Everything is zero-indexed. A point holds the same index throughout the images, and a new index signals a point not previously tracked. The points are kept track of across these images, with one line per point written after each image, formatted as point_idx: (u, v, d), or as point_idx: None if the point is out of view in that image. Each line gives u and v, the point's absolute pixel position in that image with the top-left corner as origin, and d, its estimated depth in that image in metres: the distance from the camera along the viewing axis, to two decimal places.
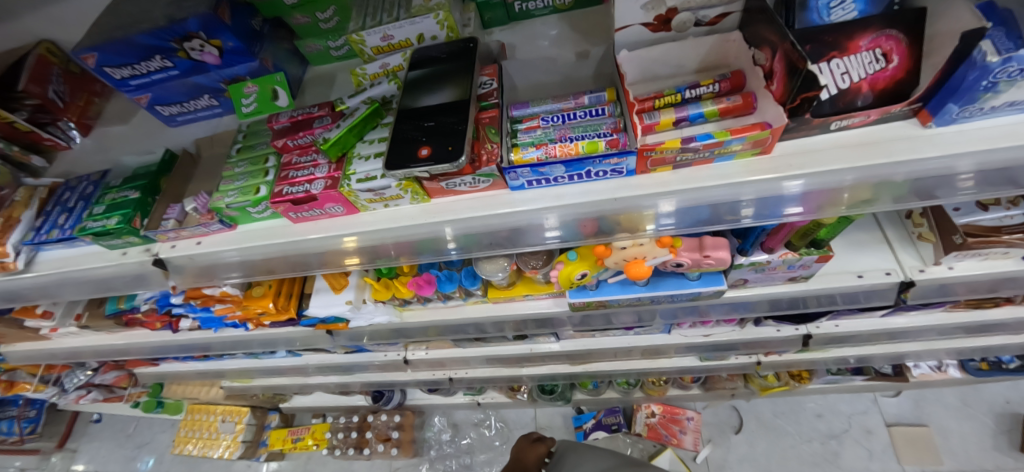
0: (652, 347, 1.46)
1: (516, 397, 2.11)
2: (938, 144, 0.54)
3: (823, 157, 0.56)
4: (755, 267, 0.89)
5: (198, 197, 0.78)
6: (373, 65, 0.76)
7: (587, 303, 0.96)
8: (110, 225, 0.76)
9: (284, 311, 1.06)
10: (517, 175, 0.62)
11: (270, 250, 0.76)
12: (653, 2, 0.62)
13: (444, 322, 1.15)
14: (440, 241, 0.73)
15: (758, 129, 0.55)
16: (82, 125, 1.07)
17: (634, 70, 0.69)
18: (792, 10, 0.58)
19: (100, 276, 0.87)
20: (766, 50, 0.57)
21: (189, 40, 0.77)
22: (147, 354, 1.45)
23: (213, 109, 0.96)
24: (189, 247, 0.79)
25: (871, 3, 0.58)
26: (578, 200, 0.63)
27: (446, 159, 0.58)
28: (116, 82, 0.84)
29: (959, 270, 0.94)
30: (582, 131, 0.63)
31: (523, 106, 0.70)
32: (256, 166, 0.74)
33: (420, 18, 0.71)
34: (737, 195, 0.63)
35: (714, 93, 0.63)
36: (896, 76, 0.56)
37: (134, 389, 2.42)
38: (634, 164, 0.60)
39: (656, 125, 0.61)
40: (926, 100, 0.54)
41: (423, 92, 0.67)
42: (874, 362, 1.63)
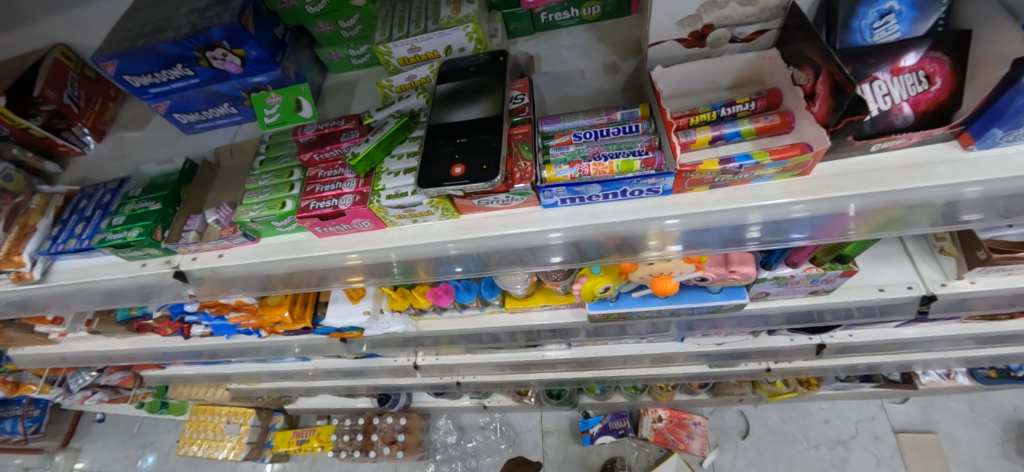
0: (663, 355, 1.44)
1: (523, 401, 2.10)
2: (983, 168, 0.53)
3: (864, 179, 0.55)
4: (777, 281, 0.89)
5: (221, 208, 0.77)
6: (400, 77, 0.75)
7: (606, 315, 0.94)
8: (132, 237, 0.76)
9: (300, 321, 1.06)
10: (551, 193, 0.62)
11: (294, 264, 0.75)
12: (689, 18, 0.62)
13: (460, 331, 1.14)
14: (462, 258, 0.72)
15: (799, 151, 0.55)
16: (96, 131, 1.06)
17: (667, 86, 0.68)
18: (834, 29, 0.56)
19: (117, 287, 0.86)
20: (807, 70, 0.57)
21: (212, 48, 0.76)
22: (157, 359, 1.45)
23: (231, 117, 0.94)
24: (211, 259, 0.78)
25: (915, 24, 0.56)
26: (612, 219, 0.62)
27: (481, 178, 0.57)
28: (135, 90, 0.84)
29: (981, 285, 0.93)
30: (616, 149, 0.62)
31: (554, 121, 0.69)
32: (280, 179, 0.73)
33: (449, 30, 0.70)
34: (770, 218, 0.61)
35: (750, 111, 0.62)
36: (940, 98, 0.55)
37: (140, 390, 2.40)
38: (671, 184, 0.59)
39: (691, 143, 0.61)
40: (970, 124, 0.52)
41: (453, 106, 0.66)
42: (884, 370, 1.62)
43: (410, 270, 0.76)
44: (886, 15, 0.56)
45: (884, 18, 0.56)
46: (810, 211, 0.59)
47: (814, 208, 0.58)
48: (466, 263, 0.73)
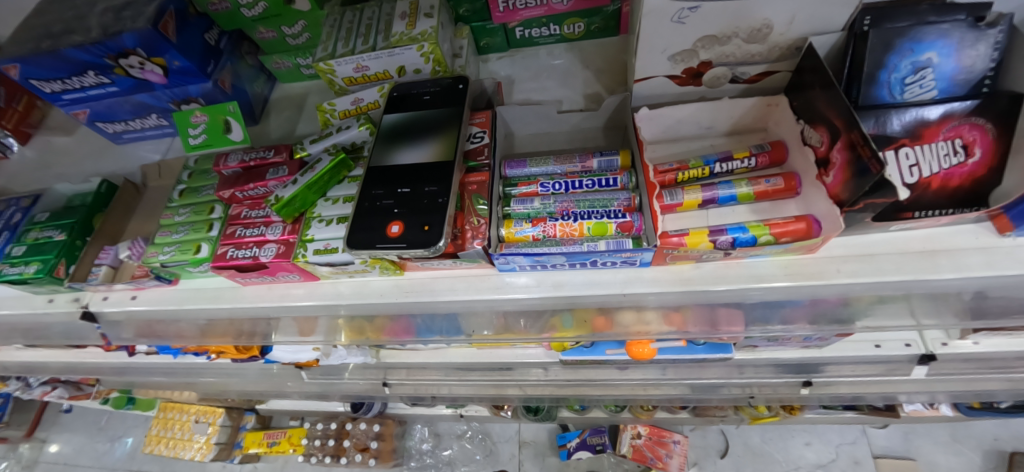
0: (643, 383, 1.36)
1: (500, 414, 1.98)
2: (1020, 260, 0.44)
3: (878, 265, 0.47)
4: (768, 337, 0.80)
5: (134, 244, 0.67)
6: (344, 101, 0.63)
7: (580, 362, 0.85)
8: (28, 273, 0.65)
9: (245, 352, 0.95)
10: (508, 260, 0.52)
11: (216, 313, 0.65)
12: (684, 54, 0.51)
13: (424, 365, 1.05)
14: (434, 317, 0.67)
15: (805, 227, 0.46)
16: (19, 133, 0.94)
17: (654, 129, 0.58)
18: (857, 82, 0.47)
19: (24, 322, 0.75)
20: (819, 129, 0.47)
21: (126, 56, 0.64)
22: (107, 371, 1.35)
23: (163, 129, 0.83)
24: (122, 301, 0.67)
25: (961, 79, 0.45)
26: (580, 293, 0.52)
27: (421, 243, 0.47)
28: (47, 96, 0.72)
29: (984, 346, 0.85)
30: (588, 207, 0.53)
31: (519, 164, 0.59)
32: (199, 216, 0.62)
33: (401, 50, 0.59)
34: (763, 300, 0.52)
35: (749, 169, 0.53)
36: (975, 173, 0.45)
37: (103, 387, 2.25)
38: (650, 257, 0.49)
39: (678, 205, 0.52)
40: (1010, 208, 0.43)
41: (400, 145, 0.55)
42: (868, 401, 1.52)
43: (368, 319, 0.69)
44: (921, 69, 0.45)
45: (919, 72, 0.45)
46: (811, 296, 0.50)
47: (816, 295, 0.49)
48: (462, 328, 0.71)
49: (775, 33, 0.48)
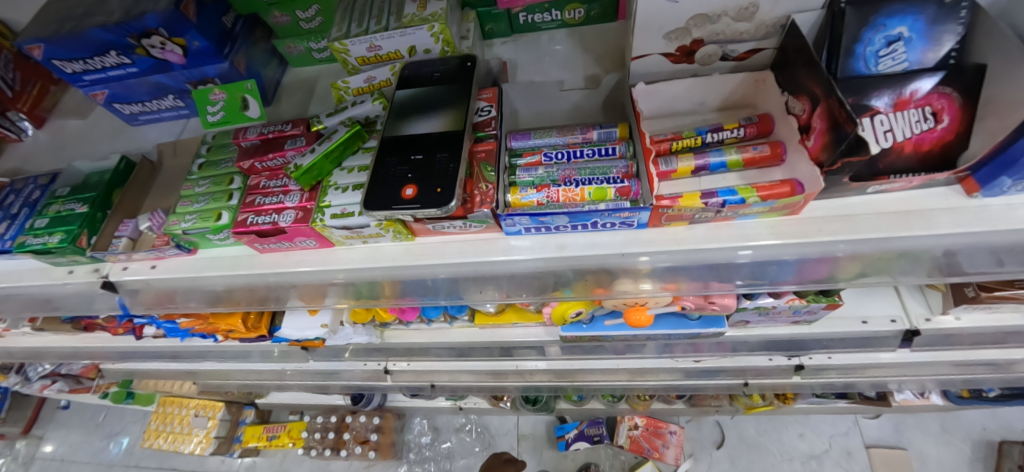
0: (640, 369, 1.39)
1: (499, 405, 2.01)
2: (985, 219, 0.48)
3: (859, 224, 0.50)
4: (759, 311, 0.84)
5: (154, 215, 0.70)
6: (357, 78, 0.67)
7: (579, 338, 0.89)
8: (52, 243, 0.68)
9: (254, 330, 0.99)
10: (514, 222, 0.55)
11: (233, 280, 0.69)
12: (677, 32, 0.55)
13: (427, 345, 1.08)
14: (423, 283, 0.67)
15: (790, 190, 0.49)
16: (34, 117, 0.96)
17: (650, 104, 0.62)
18: (836, 57, 0.51)
19: (44, 294, 0.78)
20: (803, 99, 0.50)
21: (148, 36, 0.67)
22: (113, 357, 1.37)
23: (178, 110, 0.86)
24: (142, 270, 0.71)
25: (930, 52, 0.50)
26: (582, 253, 0.56)
27: (434, 203, 0.50)
28: (68, 76, 0.75)
29: (966, 321, 0.89)
30: (589, 174, 0.56)
31: (524, 137, 0.63)
32: (219, 187, 0.65)
33: (412, 30, 0.62)
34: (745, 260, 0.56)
35: (738, 139, 0.57)
36: (945, 138, 0.49)
37: (104, 381, 2.26)
38: (647, 217, 0.53)
39: (672, 172, 0.56)
40: (976, 170, 0.47)
41: (412, 118, 0.59)
42: (859, 389, 1.56)
43: (374, 291, 0.72)
44: (893, 42, 0.50)
45: (891, 46, 0.50)
46: (788, 256, 0.54)
47: (794, 254, 0.54)
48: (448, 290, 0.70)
49: (761, 12, 0.52)
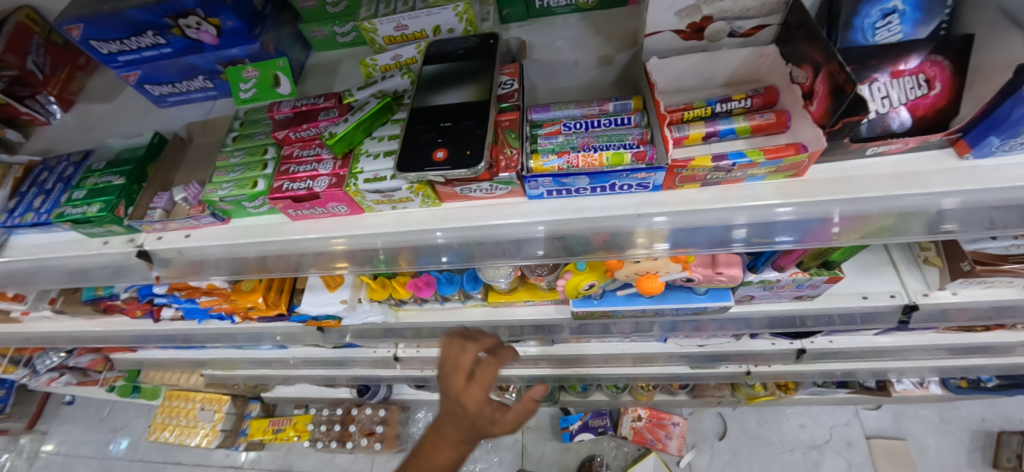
0: (646, 354, 1.42)
1: (504, 397, 2.02)
2: (975, 178, 0.52)
3: (859, 184, 0.54)
4: (763, 284, 0.87)
5: (188, 186, 0.74)
6: (385, 57, 0.71)
7: (589, 313, 0.92)
8: (91, 212, 0.71)
9: (274, 307, 1.03)
10: (537, 184, 0.59)
11: (264, 248, 0.72)
12: (689, 9, 0.59)
13: (440, 324, 1.10)
14: (436, 249, 0.70)
15: (795, 151, 0.53)
16: (62, 100, 0.99)
17: (663, 79, 0.66)
18: (836, 29, 0.56)
19: (78, 265, 0.82)
20: (807, 68, 0.54)
21: (184, 16, 0.71)
22: (128, 342, 1.39)
23: (206, 92, 0.89)
24: (177, 239, 0.75)
25: (919, 24, 0.56)
26: (600, 214, 0.60)
27: (463, 164, 0.54)
28: (102, 57, 0.79)
29: (961, 296, 0.93)
30: (606, 141, 0.60)
31: (543, 110, 0.67)
32: (253, 157, 0.69)
33: (438, 9, 0.66)
34: (735, 219, 0.60)
35: (746, 109, 0.61)
36: (937, 104, 0.54)
37: (111, 374, 2.27)
38: (661, 179, 0.57)
39: (684, 139, 0.59)
40: (966, 132, 0.51)
41: (439, 90, 0.63)
42: (859, 377, 1.59)
43: (391, 260, 0.73)
44: (888, 15, 0.55)
45: (887, 18, 0.55)
46: (778, 215, 0.59)
47: (784, 212, 0.58)
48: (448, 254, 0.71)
49: None
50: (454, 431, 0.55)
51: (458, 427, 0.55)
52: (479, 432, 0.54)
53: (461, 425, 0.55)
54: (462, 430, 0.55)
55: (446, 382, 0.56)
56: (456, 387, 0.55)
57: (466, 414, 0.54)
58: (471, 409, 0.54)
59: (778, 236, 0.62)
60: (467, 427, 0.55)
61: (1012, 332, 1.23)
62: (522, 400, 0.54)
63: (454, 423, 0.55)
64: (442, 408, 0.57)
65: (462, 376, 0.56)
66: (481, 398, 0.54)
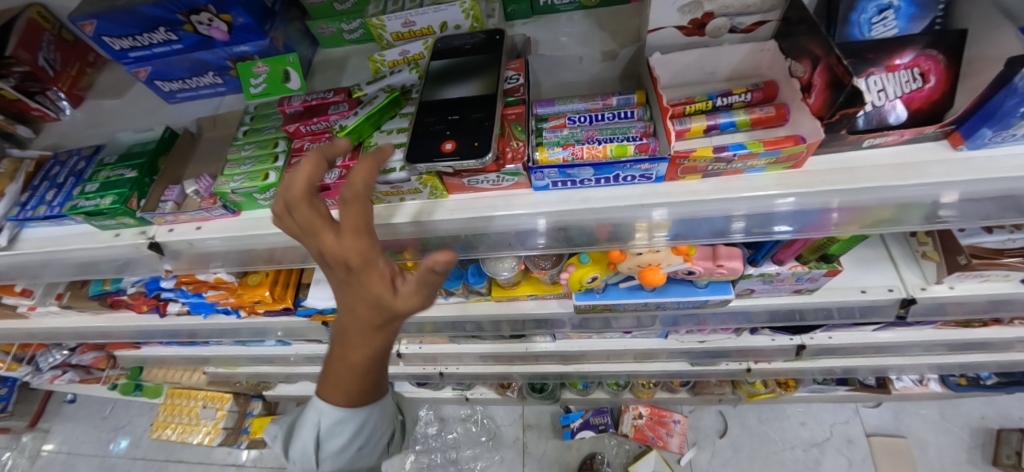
0: (647, 350, 1.43)
1: (505, 394, 2.03)
2: (969, 169, 0.54)
3: (857, 175, 0.56)
4: (764, 278, 0.89)
5: (201, 179, 0.76)
6: (393, 52, 0.73)
7: (592, 307, 0.94)
8: (104, 204, 0.73)
9: (281, 301, 1.05)
10: (542, 175, 0.60)
11: (274, 240, 0.74)
12: (690, 5, 0.61)
13: (444, 319, 1.12)
14: (445, 241, 0.72)
15: (793, 143, 0.54)
16: (72, 96, 1.01)
17: (665, 73, 0.68)
18: (835, 23, 0.58)
19: (90, 257, 0.83)
20: (806, 62, 0.56)
21: (197, 13, 0.73)
22: (133, 338, 1.40)
23: (215, 87, 0.91)
24: (188, 231, 0.76)
25: (912, 21, 0.58)
26: (604, 204, 0.62)
27: (472, 155, 0.55)
28: (114, 53, 0.80)
29: (959, 290, 0.94)
30: (610, 134, 0.62)
31: (548, 104, 0.69)
32: (264, 150, 0.71)
33: (445, 6, 0.68)
34: (732, 211, 0.62)
35: (746, 103, 0.62)
36: (932, 97, 0.56)
37: (112, 371, 2.21)
38: (664, 170, 0.58)
39: (686, 131, 0.61)
40: (960, 124, 0.53)
41: (448, 84, 0.64)
42: (859, 374, 1.60)
43: (396, 252, 0.78)
44: (884, 10, 0.57)
45: (882, 13, 0.57)
46: (777, 206, 0.60)
47: (784, 204, 0.59)
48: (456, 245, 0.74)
49: None
50: (353, 312, 0.40)
51: (355, 304, 0.40)
52: (380, 310, 0.38)
53: (359, 298, 0.39)
54: (362, 304, 0.39)
55: (319, 245, 0.39)
56: (328, 248, 0.38)
57: (355, 283, 0.38)
58: (356, 274, 0.38)
59: (776, 225, 0.64)
60: (365, 299, 0.39)
61: (1010, 328, 1.25)
62: (417, 269, 0.35)
63: (353, 298, 0.39)
64: (334, 283, 0.41)
65: (333, 231, 0.39)
66: (370, 259, 0.38)
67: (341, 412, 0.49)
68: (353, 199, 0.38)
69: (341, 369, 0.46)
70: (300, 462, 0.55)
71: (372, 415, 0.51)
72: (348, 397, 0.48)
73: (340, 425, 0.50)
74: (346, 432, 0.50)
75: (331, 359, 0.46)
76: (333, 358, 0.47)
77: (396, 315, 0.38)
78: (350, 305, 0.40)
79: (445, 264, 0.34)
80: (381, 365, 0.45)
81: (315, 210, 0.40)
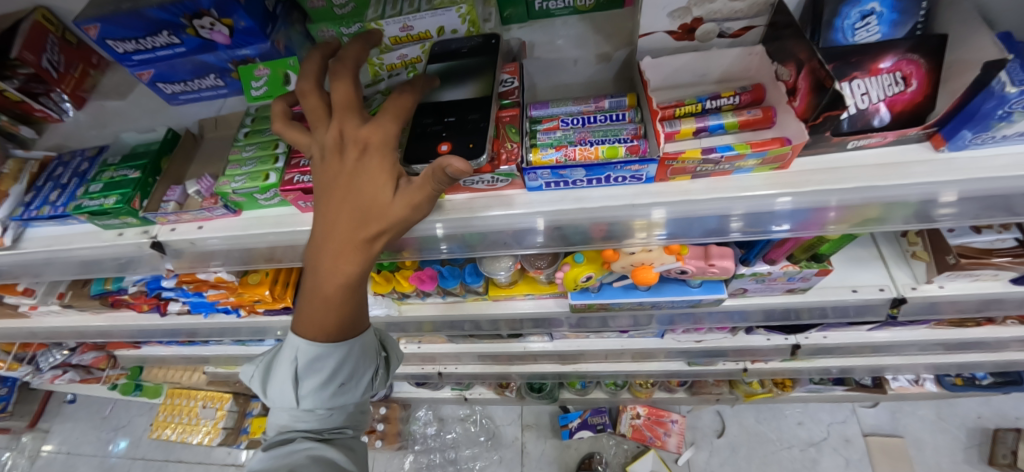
0: (644, 350, 1.45)
1: (504, 394, 2.04)
2: (951, 169, 0.55)
3: (842, 175, 0.57)
4: (756, 278, 0.90)
5: (203, 180, 0.78)
6: (391, 56, 0.75)
7: (587, 306, 0.95)
8: (108, 204, 0.74)
9: (280, 300, 1.07)
10: (536, 176, 0.62)
11: (275, 238, 0.75)
12: (680, 10, 0.62)
13: (442, 317, 1.13)
14: (443, 239, 0.74)
15: (779, 144, 0.56)
16: (76, 98, 1.02)
17: (657, 76, 0.70)
18: (819, 28, 0.60)
19: (93, 255, 0.85)
20: (791, 66, 0.58)
21: (200, 17, 0.74)
22: (133, 337, 1.41)
23: (217, 90, 0.93)
24: (190, 230, 0.78)
25: (895, 26, 0.60)
26: (597, 204, 0.63)
27: (467, 156, 0.57)
28: (118, 56, 0.81)
29: (949, 289, 0.95)
30: (601, 135, 0.63)
31: (543, 107, 0.71)
32: (265, 151, 0.73)
33: (443, 11, 0.69)
34: (733, 209, 0.64)
35: (734, 105, 0.64)
36: (915, 100, 0.58)
37: (112, 371, 2.21)
38: (654, 171, 0.60)
39: (676, 133, 0.62)
40: (942, 126, 0.55)
41: (445, 86, 0.66)
42: (856, 373, 1.61)
43: (395, 251, 0.79)
44: (867, 16, 0.59)
45: (865, 19, 0.59)
46: (776, 205, 0.62)
47: (783, 202, 0.61)
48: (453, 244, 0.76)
49: None
50: (347, 211, 0.47)
51: (352, 201, 0.47)
52: (377, 207, 0.47)
53: (359, 199, 0.47)
54: (360, 204, 0.47)
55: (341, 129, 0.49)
56: (351, 133, 0.48)
57: (360, 179, 0.47)
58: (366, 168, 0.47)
59: (778, 224, 0.65)
60: (364, 199, 0.47)
61: (1003, 328, 1.26)
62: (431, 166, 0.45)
63: (350, 200, 0.47)
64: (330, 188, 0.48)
65: (359, 120, 0.49)
66: (384, 151, 0.48)
67: (317, 347, 0.54)
68: (393, 101, 0.51)
69: (316, 293, 0.51)
70: (278, 399, 0.61)
71: (352, 353, 0.57)
72: (323, 327, 0.53)
73: (319, 360, 0.55)
74: (326, 367, 0.56)
75: (309, 277, 0.52)
76: (308, 283, 0.52)
77: (390, 216, 0.46)
78: (344, 205, 0.47)
79: (462, 169, 0.43)
80: (355, 289, 0.51)
81: (349, 95, 0.50)
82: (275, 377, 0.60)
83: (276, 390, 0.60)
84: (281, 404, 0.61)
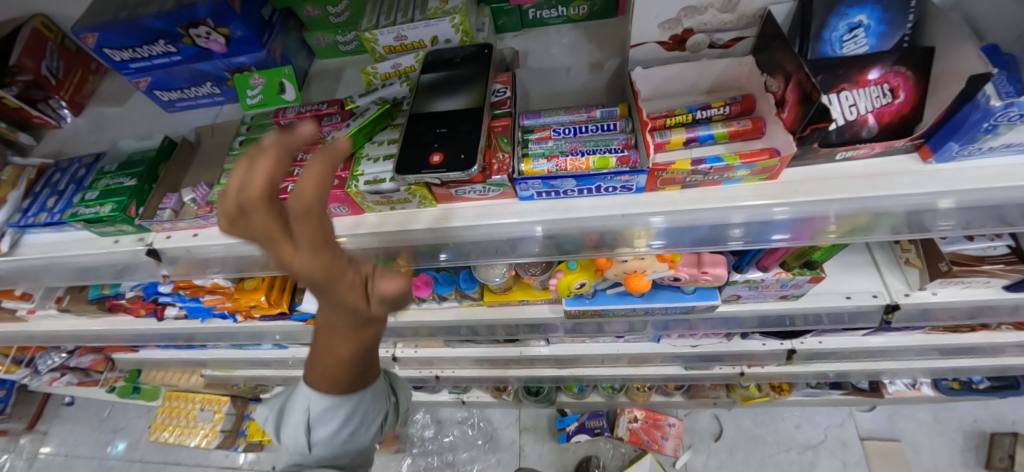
0: (640, 354, 1.45)
1: (501, 398, 2.04)
2: (937, 180, 0.56)
3: (830, 186, 0.58)
4: (749, 284, 0.91)
5: (198, 188, 0.78)
6: (385, 65, 0.76)
7: (582, 312, 0.95)
8: (104, 212, 0.75)
9: (276, 305, 1.07)
10: (528, 186, 0.62)
11: None
12: (671, 22, 0.63)
13: (438, 323, 1.14)
14: (438, 247, 0.74)
15: (768, 156, 0.56)
16: (74, 104, 1.02)
17: (648, 86, 0.70)
18: (807, 40, 0.60)
19: (90, 262, 0.85)
20: (780, 78, 0.58)
21: (196, 26, 0.74)
22: (130, 341, 1.41)
23: (213, 97, 0.93)
24: (185, 238, 0.78)
25: (882, 38, 0.61)
26: (587, 214, 0.64)
27: (458, 167, 0.57)
28: (115, 64, 0.82)
29: (942, 296, 0.96)
30: (592, 146, 0.64)
31: (534, 116, 0.71)
32: None
33: (436, 21, 0.70)
34: (731, 218, 0.63)
35: (725, 115, 0.65)
36: (902, 111, 0.58)
37: (112, 374, 2.27)
38: (644, 181, 0.60)
39: (667, 143, 0.63)
40: (929, 137, 0.55)
41: (436, 96, 0.66)
42: (853, 377, 1.61)
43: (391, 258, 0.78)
44: (854, 28, 0.60)
45: (853, 31, 0.60)
46: (775, 215, 0.61)
47: (780, 212, 0.61)
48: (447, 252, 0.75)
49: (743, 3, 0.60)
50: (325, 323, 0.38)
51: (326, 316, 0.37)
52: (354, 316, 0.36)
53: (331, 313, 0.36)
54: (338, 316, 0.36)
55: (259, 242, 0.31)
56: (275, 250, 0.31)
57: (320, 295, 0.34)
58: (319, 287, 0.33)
59: (776, 233, 0.66)
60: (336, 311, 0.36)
61: (997, 332, 1.26)
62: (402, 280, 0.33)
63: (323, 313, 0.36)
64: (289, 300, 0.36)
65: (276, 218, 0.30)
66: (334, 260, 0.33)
67: (330, 396, 0.48)
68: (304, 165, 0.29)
69: (327, 359, 0.43)
70: (287, 445, 0.55)
71: (364, 400, 0.51)
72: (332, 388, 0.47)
73: (330, 410, 0.49)
74: (338, 416, 0.49)
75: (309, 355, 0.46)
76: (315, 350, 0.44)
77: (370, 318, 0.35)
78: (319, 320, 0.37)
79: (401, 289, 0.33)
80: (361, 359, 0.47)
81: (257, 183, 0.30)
82: (285, 423, 0.53)
83: (287, 435, 0.54)
84: (292, 451, 0.55)
